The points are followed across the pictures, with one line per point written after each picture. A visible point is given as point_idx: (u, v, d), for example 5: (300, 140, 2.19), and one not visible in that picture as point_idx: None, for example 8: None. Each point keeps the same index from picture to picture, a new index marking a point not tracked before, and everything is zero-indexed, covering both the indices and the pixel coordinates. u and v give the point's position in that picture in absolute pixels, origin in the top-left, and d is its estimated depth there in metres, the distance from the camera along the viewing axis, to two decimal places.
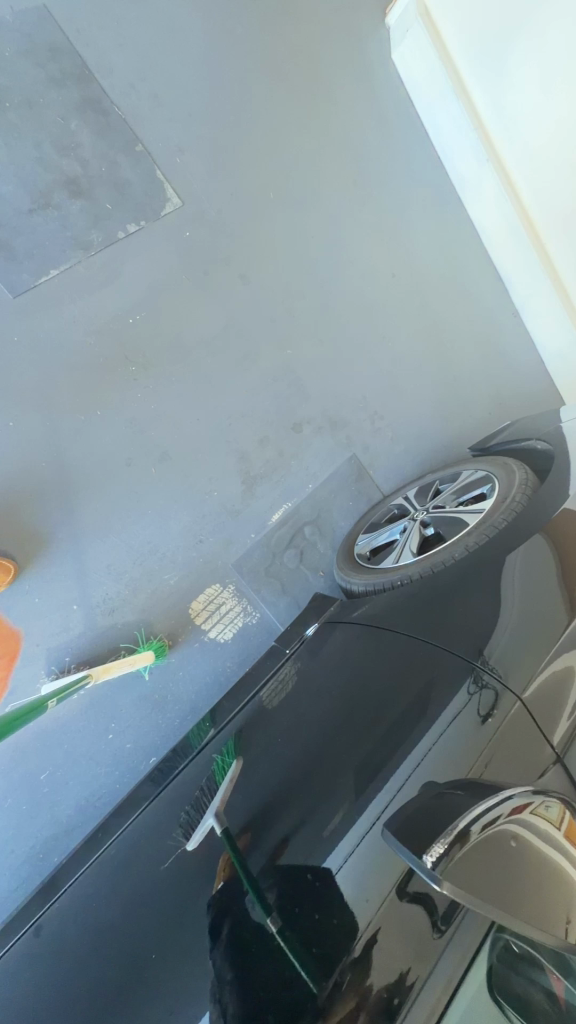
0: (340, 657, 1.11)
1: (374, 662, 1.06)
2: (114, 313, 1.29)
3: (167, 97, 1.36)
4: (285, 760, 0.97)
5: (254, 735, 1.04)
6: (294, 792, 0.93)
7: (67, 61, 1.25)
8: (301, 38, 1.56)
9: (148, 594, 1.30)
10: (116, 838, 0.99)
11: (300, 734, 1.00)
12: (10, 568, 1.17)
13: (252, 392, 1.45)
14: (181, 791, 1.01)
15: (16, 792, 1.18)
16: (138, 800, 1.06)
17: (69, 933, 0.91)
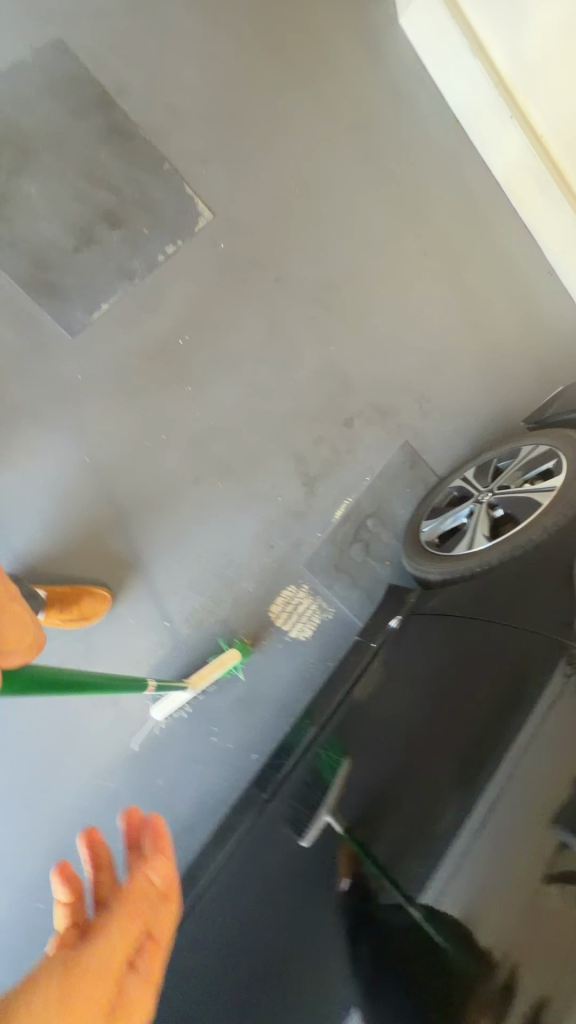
0: (423, 650, 1.16)
1: (459, 651, 1.10)
2: (165, 337, 1.31)
3: (185, 108, 1.35)
4: (387, 755, 1.05)
5: (356, 734, 1.13)
6: (404, 787, 1.00)
7: (88, 90, 1.26)
8: (303, 14, 1.50)
9: (229, 602, 1.36)
10: (242, 835, 1.13)
11: (396, 729, 1.08)
12: (106, 596, 1.24)
13: (302, 394, 1.46)
14: (290, 788, 1.12)
15: (137, 796, 1.26)
16: (252, 800, 1.18)
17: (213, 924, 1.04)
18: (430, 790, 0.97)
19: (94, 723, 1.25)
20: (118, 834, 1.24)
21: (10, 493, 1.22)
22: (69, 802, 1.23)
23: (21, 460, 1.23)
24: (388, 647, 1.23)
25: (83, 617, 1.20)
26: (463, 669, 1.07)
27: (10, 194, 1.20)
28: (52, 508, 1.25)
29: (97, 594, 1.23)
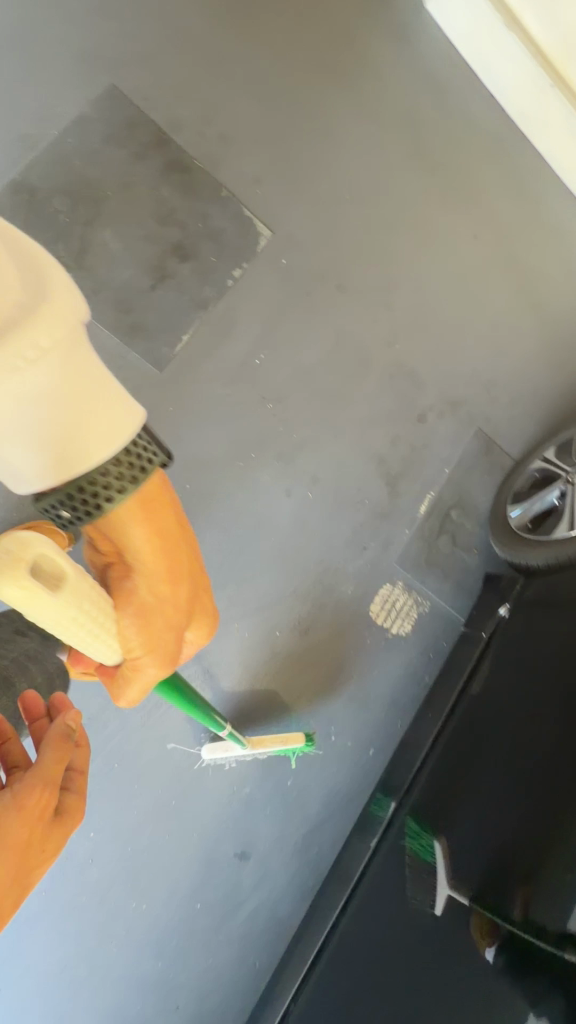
0: (498, 688, 1.23)
1: (530, 685, 1.17)
2: (242, 360, 1.36)
3: (234, 134, 1.40)
4: (479, 798, 1.13)
5: (446, 783, 1.20)
6: (501, 833, 1.07)
7: (145, 131, 1.31)
8: (332, 28, 1.53)
9: (330, 606, 1.40)
10: (375, 859, 1.22)
11: (481, 772, 1.15)
12: None
13: (375, 396, 1.48)
14: (417, 808, 1.22)
15: (270, 798, 1.31)
16: (389, 794, 1.28)
17: (359, 951, 1.12)
18: (528, 834, 1.03)
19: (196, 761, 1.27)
20: (259, 833, 1.29)
21: None
22: (209, 815, 1.27)
23: None
24: (464, 690, 1.30)
25: None
26: (534, 701, 1.13)
27: (89, 242, 1.26)
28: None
29: None
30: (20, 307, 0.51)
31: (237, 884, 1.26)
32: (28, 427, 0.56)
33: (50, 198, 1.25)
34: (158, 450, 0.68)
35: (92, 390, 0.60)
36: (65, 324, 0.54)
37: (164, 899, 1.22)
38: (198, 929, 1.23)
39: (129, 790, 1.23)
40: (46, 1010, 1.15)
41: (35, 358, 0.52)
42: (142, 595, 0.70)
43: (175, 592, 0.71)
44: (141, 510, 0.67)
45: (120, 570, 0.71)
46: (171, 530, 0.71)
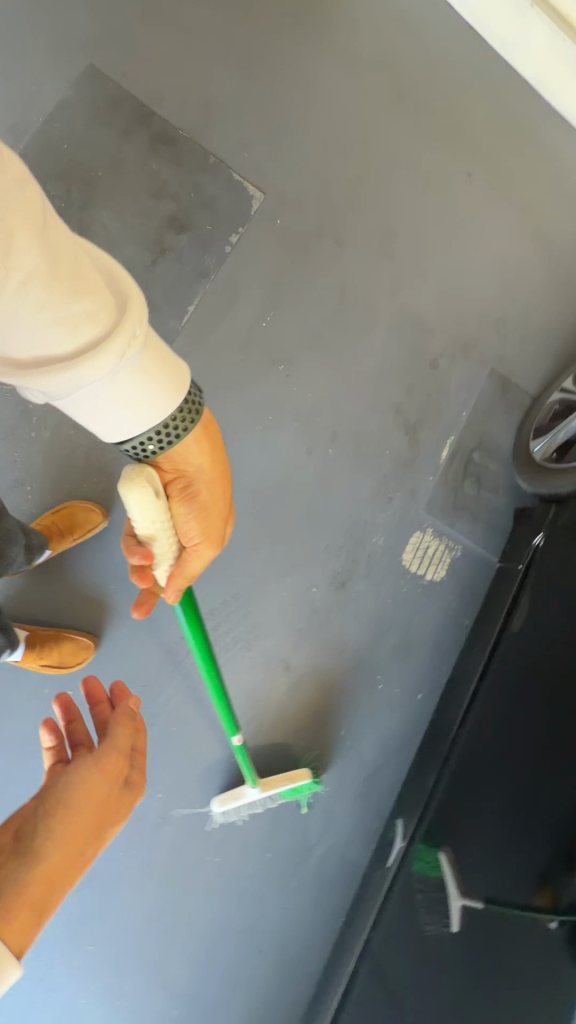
0: (514, 667, 1.19)
1: (540, 665, 1.13)
2: (249, 325, 1.37)
3: (215, 99, 1.39)
4: (491, 786, 1.09)
5: (462, 771, 1.16)
6: (511, 824, 1.02)
7: (128, 108, 1.32)
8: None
9: (364, 559, 1.41)
10: (429, 799, 1.20)
11: (494, 757, 1.12)
12: (89, 643, 1.20)
13: (385, 348, 1.48)
14: (465, 745, 1.20)
15: (327, 748, 1.35)
16: (442, 732, 1.29)
17: (422, 891, 1.10)
18: (536, 828, 0.98)
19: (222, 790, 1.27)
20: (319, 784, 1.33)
21: None
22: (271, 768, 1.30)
23: None
24: (485, 673, 1.27)
25: (61, 663, 1.16)
26: (544, 681, 1.09)
27: (87, 225, 1.27)
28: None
29: (80, 641, 1.19)
30: (111, 307, 0.53)
31: (303, 832, 1.30)
32: (120, 412, 0.59)
33: (44, 185, 1.26)
34: (201, 392, 0.68)
35: (166, 362, 0.61)
36: (145, 313, 0.55)
37: (235, 851, 1.27)
38: (272, 878, 1.27)
39: (188, 753, 1.26)
40: (139, 964, 1.21)
41: (133, 350, 0.54)
42: (204, 498, 0.70)
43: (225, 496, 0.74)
44: (201, 438, 0.68)
45: (176, 481, 0.69)
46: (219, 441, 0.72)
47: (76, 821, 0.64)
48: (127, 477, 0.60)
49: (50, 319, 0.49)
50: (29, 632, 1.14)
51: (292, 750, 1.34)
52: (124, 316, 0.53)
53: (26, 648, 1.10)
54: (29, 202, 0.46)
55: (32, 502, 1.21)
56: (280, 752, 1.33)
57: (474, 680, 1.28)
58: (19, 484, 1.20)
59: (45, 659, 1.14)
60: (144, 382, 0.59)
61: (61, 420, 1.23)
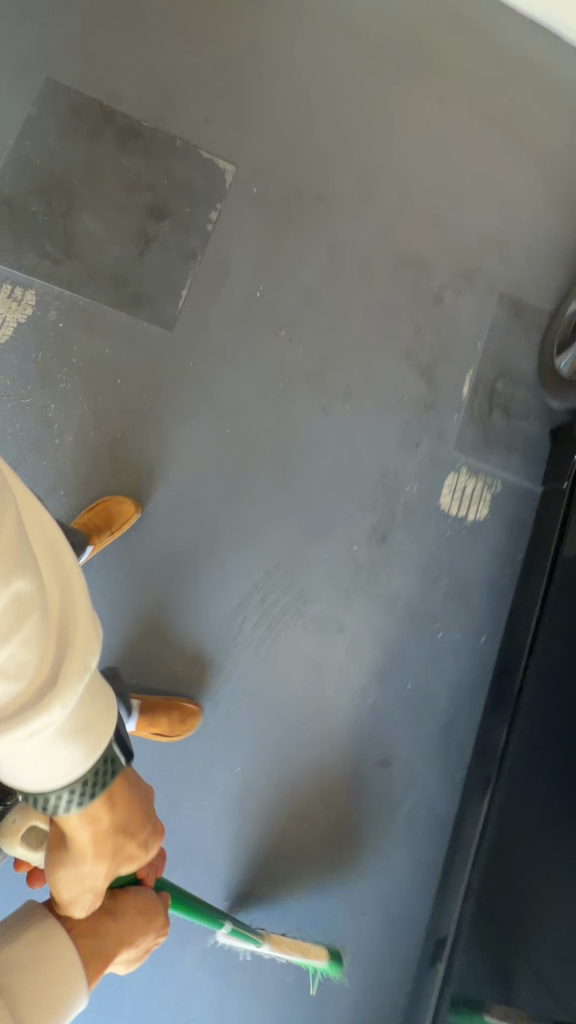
0: (533, 737, 1.10)
1: (564, 739, 1.01)
2: (245, 297, 1.36)
3: (174, 84, 1.40)
4: (533, 890, 0.99)
5: (509, 836, 1.08)
6: (565, 954, 0.90)
7: (91, 111, 1.34)
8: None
9: (401, 509, 1.38)
10: (502, 777, 1.15)
11: (530, 855, 1.02)
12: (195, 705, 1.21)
13: (386, 293, 1.44)
14: (530, 708, 1.14)
15: (399, 705, 1.32)
16: (513, 662, 1.26)
17: (501, 868, 1.07)
18: None
19: (300, 758, 1.27)
20: (395, 740, 1.30)
21: (183, 491, 1.29)
22: (345, 730, 1.29)
23: (175, 456, 1.29)
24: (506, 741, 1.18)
25: (173, 728, 1.17)
26: None
27: (72, 231, 1.29)
28: (226, 479, 1.31)
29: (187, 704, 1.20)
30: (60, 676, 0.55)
31: (386, 789, 1.29)
32: (27, 762, 0.58)
33: (25, 202, 1.28)
34: (116, 759, 0.68)
35: (93, 719, 0.62)
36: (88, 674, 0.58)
37: (323, 816, 1.26)
38: (362, 839, 1.27)
39: (260, 728, 1.26)
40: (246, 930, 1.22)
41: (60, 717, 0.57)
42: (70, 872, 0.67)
43: (101, 876, 0.69)
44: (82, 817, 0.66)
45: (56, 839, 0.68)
46: (111, 821, 0.69)
47: (144, 926, 0.74)
48: (6, 823, 0.68)
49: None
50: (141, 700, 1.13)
51: (365, 713, 1.30)
52: (56, 685, 0.55)
53: (138, 719, 1.10)
54: (17, 575, 0.50)
55: (68, 505, 1.23)
56: (351, 714, 1.30)
57: (533, 625, 1.23)
58: (54, 490, 1.23)
59: (157, 728, 1.15)
60: (67, 744, 0.60)
61: (81, 424, 1.25)
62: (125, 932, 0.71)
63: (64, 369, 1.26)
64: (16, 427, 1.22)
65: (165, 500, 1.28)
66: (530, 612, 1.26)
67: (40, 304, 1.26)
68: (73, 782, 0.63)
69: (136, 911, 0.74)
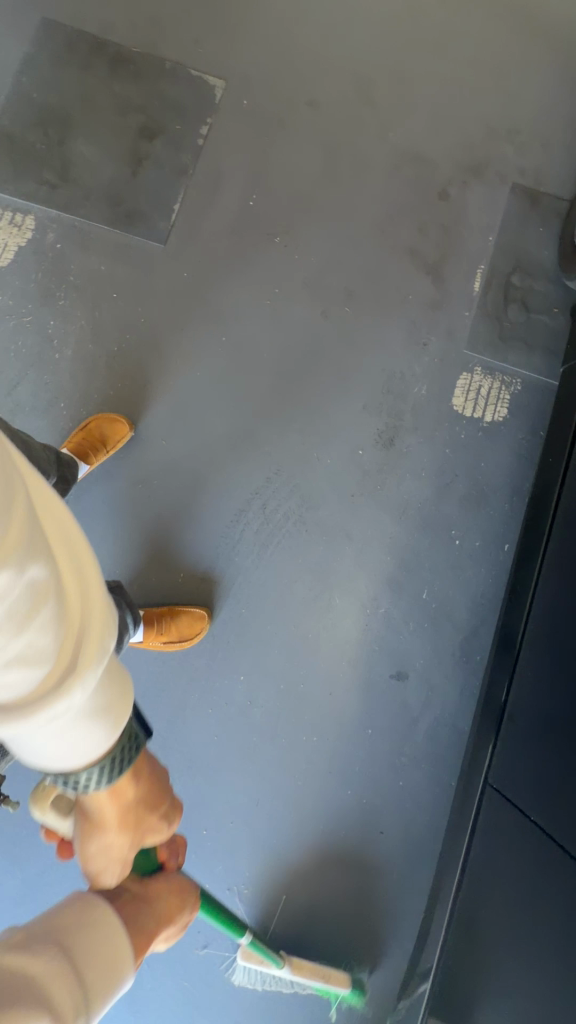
0: (539, 718, 0.93)
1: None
2: (238, 207, 1.35)
3: (163, 11, 1.43)
4: (531, 894, 0.85)
5: (531, 720, 0.94)
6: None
7: (85, 44, 1.39)
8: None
9: (409, 412, 1.30)
10: (522, 660, 1.01)
11: (529, 855, 0.88)
12: (203, 615, 1.19)
13: (385, 191, 1.38)
14: (553, 585, 1.01)
15: (413, 616, 1.23)
16: (530, 548, 1.13)
17: (522, 755, 0.94)
18: None
19: (308, 670, 1.21)
20: (411, 653, 1.22)
21: (181, 401, 1.27)
22: (356, 642, 1.22)
23: (172, 367, 1.28)
24: (503, 718, 1.00)
25: (181, 638, 1.16)
26: None
27: (69, 157, 1.33)
28: (222, 387, 1.28)
29: (194, 613, 1.18)
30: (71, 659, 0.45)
31: (403, 705, 1.20)
32: (42, 745, 0.50)
33: (24, 134, 1.34)
34: (138, 732, 0.60)
35: (112, 702, 0.53)
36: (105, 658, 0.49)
37: (334, 732, 1.19)
38: (377, 757, 1.19)
39: (265, 638, 1.21)
40: (250, 846, 1.16)
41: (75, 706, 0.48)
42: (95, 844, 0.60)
43: (128, 847, 0.61)
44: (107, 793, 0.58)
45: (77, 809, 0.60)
46: (137, 793, 0.61)
47: (177, 907, 0.65)
48: (40, 785, 0.62)
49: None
50: (146, 611, 1.15)
51: (376, 625, 1.23)
52: (77, 669, 0.46)
53: (146, 628, 1.12)
54: (31, 557, 0.39)
55: (67, 417, 1.24)
56: (362, 625, 1.22)
57: (554, 500, 1.09)
58: (54, 403, 1.25)
59: (166, 638, 1.15)
60: (84, 729, 0.51)
61: (79, 339, 1.27)
62: (163, 916, 0.62)
63: (62, 287, 1.29)
64: (19, 343, 1.26)
65: (162, 411, 1.27)
66: (548, 492, 1.13)
67: (40, 229, 1.30)
68: (93, 764, 0.55)
69: (169, 894, 0.64)
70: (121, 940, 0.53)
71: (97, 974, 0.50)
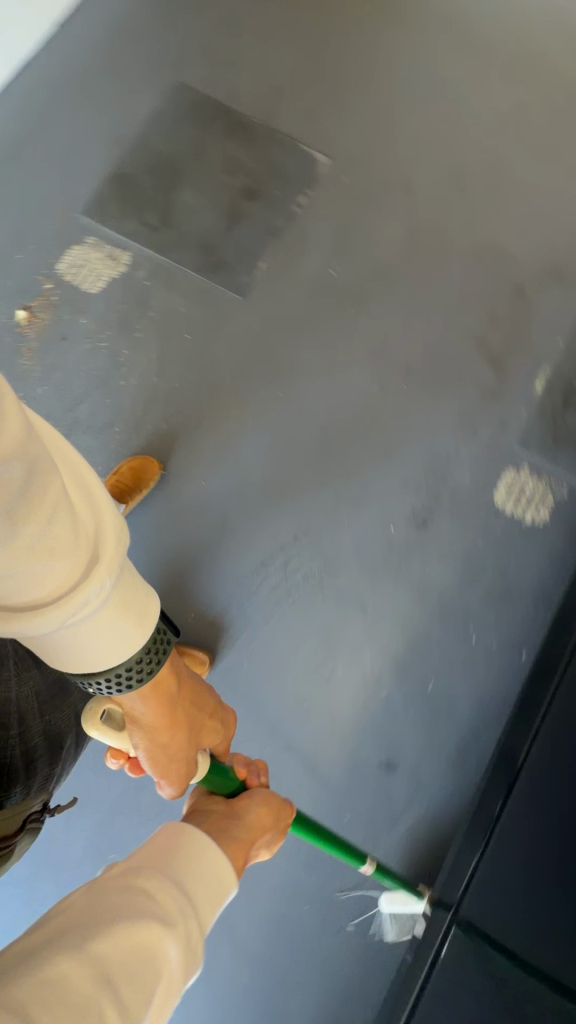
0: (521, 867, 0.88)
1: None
2: (318, 273, 1.40)
3: (285, 86, 1.54)
4: None
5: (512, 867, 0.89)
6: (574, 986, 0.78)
7: (209, 107, 1.51)
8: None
9: (448, 495, 1.29)
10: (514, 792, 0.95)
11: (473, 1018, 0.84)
12: (205, 658, 1.18)
13: (462, 279, 1.41)
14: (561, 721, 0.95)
15: (413, 704, 1.19)
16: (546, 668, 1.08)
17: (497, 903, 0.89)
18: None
19: (296, 734, 1.18)
20: (404, 743, 1.17)
21: (227, 443, 1.31)
22: (350, 717, 1.19)
23: (224, 410, 1.33)
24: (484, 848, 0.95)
25: None
26: None
27: (172, 203, 1.43)
28: (269, 437, 1.32)
29: (196, 656, 1.18)
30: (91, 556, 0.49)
31: (386, 795, 1.15)
32: (76, 644, 0.53)
33: (137, 177, 1.45)
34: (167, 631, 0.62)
35: (139, 601, 0.56)
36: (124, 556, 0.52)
37: (310, 807, 1.15)
38: (349, 845, 1.13)
39: (260, 693, 1.20)
40: None
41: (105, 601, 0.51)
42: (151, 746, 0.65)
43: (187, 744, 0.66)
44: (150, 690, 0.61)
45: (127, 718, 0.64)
46: (180, 689, 0.65)
47: (263, 817, 0.70)
48: (87, 708, 0.64)
49: (23, 563, 0.44)
50: None
51: (374, 703, 1.19)
52: (99, 560, 0.50)
53: None
54: (37, 451, 0.42)
55: (117, 440, 1.30)
56: (359, 702, 1.19)
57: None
58: (109, 424, 1.31)
59: None
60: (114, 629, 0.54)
61: (146, 369, 1.34)
62: (251, 824, 0.67)
63: (141, 319, 1.37)
64: (89, 365, 1.34)
65: (207, 450, 1.31)
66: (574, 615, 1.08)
67: (132, 264, 1.40)
68: (122, 663, 0.57)
69: (255, 804, 0.71)
70: (217, 858, 0.55)
71: (201, 890, 0.51)
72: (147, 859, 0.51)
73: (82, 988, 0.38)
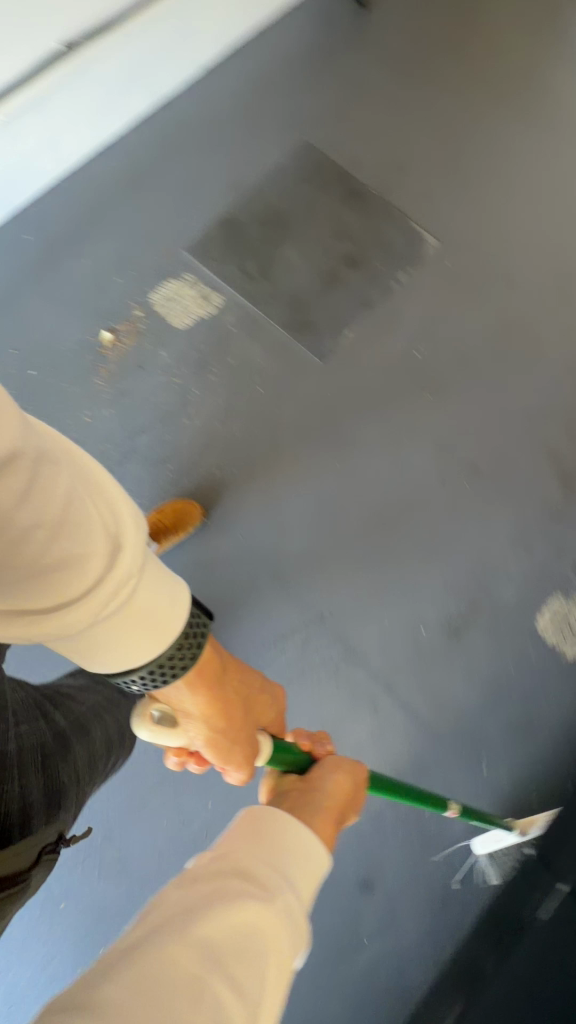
0: None
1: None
2: (402, 352, 1.38)
3: (408, 163, 1.54)
4: None
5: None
6: None
7: (329, 171, 1.53)
8: (509, 65, 1.65)
9: (488, 608, 1.23)
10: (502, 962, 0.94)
11: None
12: None
13: (548, 387, 1.36)
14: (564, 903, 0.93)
15: (405, 824, 1.12)
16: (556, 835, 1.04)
17: None
18: None
19: None
20: (387, 864, 1.09)
21: (274, 503, 1.29)
22: None
23: (278, 469, 1.31)
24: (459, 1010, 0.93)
25: None
26: None
27: (273, 256, 1.45)
28: (316, 507, 1.29)
29: None
30: (109, 548, 0.48)
31: (356, 917, 1.07)
32: (103, 642, 0.51)
33: (246, 225, 1.48)
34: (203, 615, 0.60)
35: (164, 593, 0.54)
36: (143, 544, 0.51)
37: None
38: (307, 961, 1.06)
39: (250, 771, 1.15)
40: None
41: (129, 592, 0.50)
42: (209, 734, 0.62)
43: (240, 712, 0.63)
44: (196, 679, 0.59)
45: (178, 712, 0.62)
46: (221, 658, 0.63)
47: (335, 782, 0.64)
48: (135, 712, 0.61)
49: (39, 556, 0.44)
50: None
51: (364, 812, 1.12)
52: (117, 548, 0.48)
53: None
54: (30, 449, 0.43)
55: (168, 478, 1.30)
56: None
57: None
58: (163, 460, 1.31)
59: None
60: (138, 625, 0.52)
61: (212, 413, 1.34)
62: (326, 796, 0.62)
63: (219, 362, 1.37)
64: (159, 398, 1.35)
65: (252, 506, 1.29)
66: None
67: (222, 308, 1.41)
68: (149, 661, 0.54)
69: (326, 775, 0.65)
70: (302, 835, 0.51)
71: (295, 867, 0.49)
72: (238, 841, 0.49)
73: (192, 970, 0.37)
